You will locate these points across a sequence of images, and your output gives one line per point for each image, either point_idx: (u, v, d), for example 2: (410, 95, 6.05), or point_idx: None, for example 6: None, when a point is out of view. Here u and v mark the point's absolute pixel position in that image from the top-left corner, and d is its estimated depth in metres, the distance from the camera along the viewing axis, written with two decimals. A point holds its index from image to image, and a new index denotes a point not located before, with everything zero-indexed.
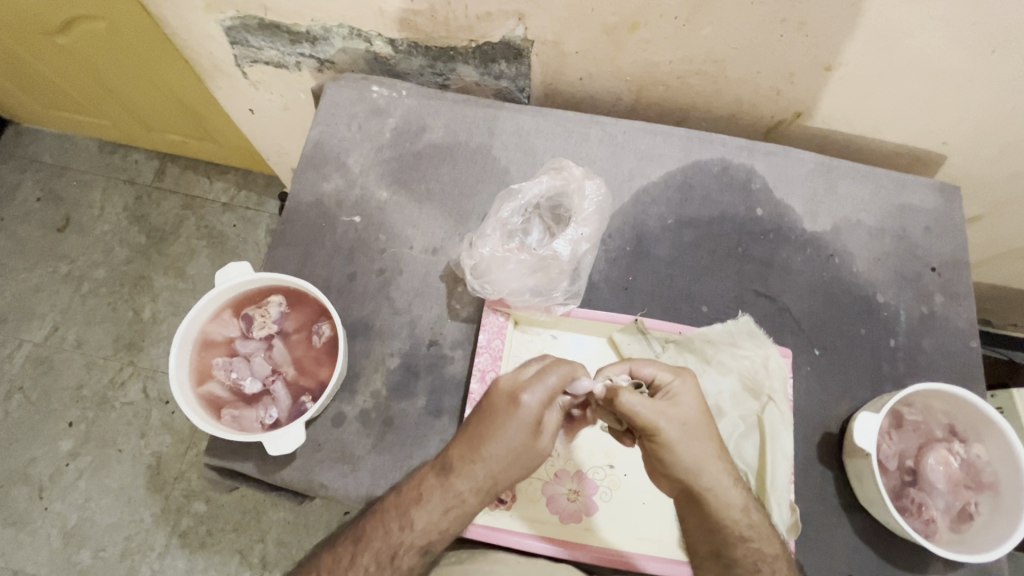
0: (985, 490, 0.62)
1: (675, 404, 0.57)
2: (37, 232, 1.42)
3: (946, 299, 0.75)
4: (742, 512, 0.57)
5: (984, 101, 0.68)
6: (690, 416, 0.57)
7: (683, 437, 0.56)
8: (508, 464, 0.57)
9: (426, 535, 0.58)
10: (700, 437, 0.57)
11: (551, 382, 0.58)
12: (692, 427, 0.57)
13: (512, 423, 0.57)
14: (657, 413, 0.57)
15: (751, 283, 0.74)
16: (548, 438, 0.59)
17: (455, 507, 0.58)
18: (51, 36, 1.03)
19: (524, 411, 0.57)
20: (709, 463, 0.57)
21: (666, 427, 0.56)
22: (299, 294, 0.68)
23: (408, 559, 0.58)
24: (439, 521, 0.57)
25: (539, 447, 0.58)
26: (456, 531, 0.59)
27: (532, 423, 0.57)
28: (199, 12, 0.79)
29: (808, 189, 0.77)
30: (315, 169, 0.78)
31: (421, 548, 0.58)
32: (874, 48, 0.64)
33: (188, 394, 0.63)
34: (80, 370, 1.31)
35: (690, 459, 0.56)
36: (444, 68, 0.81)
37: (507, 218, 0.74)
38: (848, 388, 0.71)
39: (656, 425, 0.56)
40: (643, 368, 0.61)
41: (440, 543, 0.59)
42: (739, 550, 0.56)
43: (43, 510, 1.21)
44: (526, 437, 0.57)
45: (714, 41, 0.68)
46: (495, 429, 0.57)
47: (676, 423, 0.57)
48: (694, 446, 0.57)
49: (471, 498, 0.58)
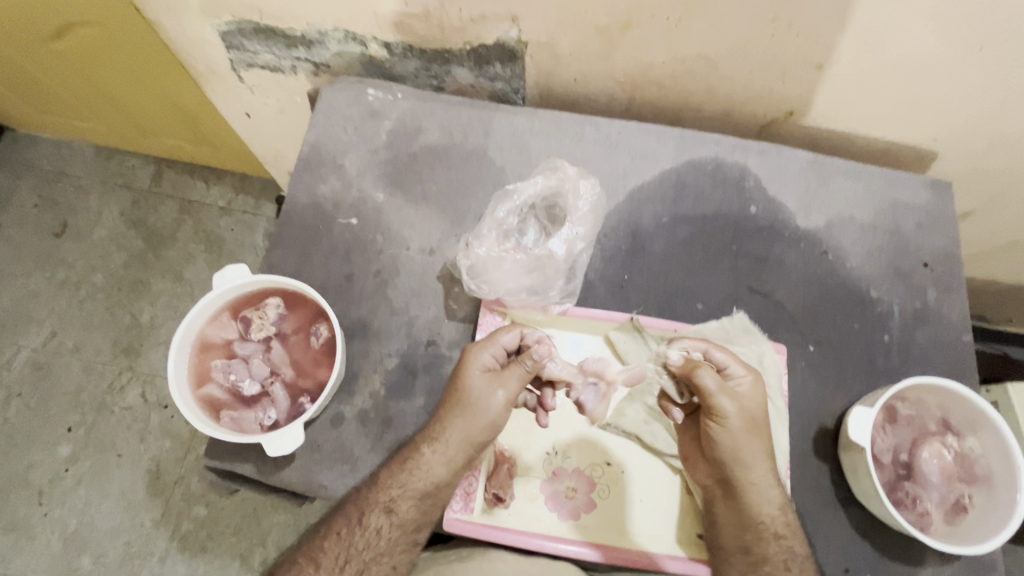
0: (979, 483, 0.63)
1: (744, 395, 0.63)
2: (34, 238, 1.42)
3: (939, 294, 0.75)
4: (779, 509, 0.62)
5: (974, 97, 0.69)
6: (755, 411, 0.63)
7: (745, 426, 0.62)
8: (461, 413, 0.63)
9: (388, 492, 0.62)
10: (760, 431, 0.63)
11: (503, 339, 0.65)
12: (755, 419, 0.62)
13: (470, 378, 0.64)
14: (728, 403, 0.62)
15: (745, 280, 0.75)
16: (500, 393, 0.64)
17: (412, 461, 0.63)
18: (47, 42, 1.03)
19: (478, 363, 0.64)
20: (758, 456, 0.62)
21: (734, 415, 0.61)
22: (296, 295, 0.69)
23: (375, 518, 0.61)
24: (398, 475, 0.62)
25: (489, 398, 0.63)
26: (417, 488, 0.62)
27: (483, 374, 0.64)
28: (195, 17, 0.79)
29: (801, 186, 0.78)
30: (312, 172, 0.79)
31: (384, 507, 0.61)
32: (864, 46, 0.65)
33: (187, 397, 0.63)
34: (79, 375, 1.32)
35: (745, 449, 0.62)
36: (439, 70, 0.82)
37: (503, 218, 0.74)
38: (842, 383, 0.71)
39: (727, 413, 0.61)
40: (717, 352, 0.64)
41: (405, 502, 0.62)
42: (772, 547, 0.61)
43: (42, 516, 1.21)
44: (474, 384, 0.63)
45: (706, 40, 0.69)
46: (456, 389, 0.64)
47: (743, 412, 0.62)
48: (751, 436, 0.62)
49: (425, 450, 0.63)
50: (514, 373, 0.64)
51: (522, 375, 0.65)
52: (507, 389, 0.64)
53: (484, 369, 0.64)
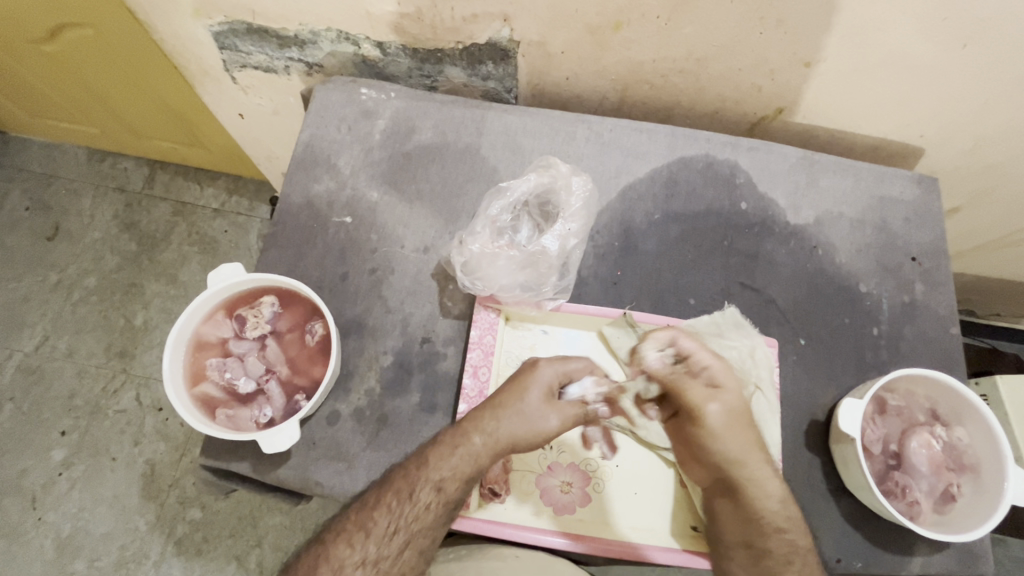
0: (967, 472, 0.64)
1: (722, 387, 0.64)
2: (26, 241, 1.42)
3: (927, 288, 0.76)
4: (780, 504, 0.60)
5: (959, 94, 0.70)
6: (735, 403, 0.63)
7: (730, 422, 0.62)
8: (514, 419, 0.61)
9: (438, 472, 0.60)
10: (745, 422, 0.62)
11: (572, 366, 0.66)
12: (738, 412, 0.63)
13: (531, 392, 0.62)
14: (707, 398, 0.63)
15: (737, 275, 0.76)
16: (553, 421, 0.62)
17: (463, 446, 0.60)
18: (39, 45, 1.03)
19: (540, 378, 0.63)
20: (757, 451, 0.61)
21: (716, 413, 0.62)
22: (291, 293, 0.69)
23: (423, 495, 0.60)
24: (448, 458, 0.60)
25: (543, 418, 0.62)
26: (466, 471, 0.60)
27: (544, 393, 0.63)
28: (187, 19, 0.80)
29: (791, 183, 0.79)
30: (306, 172, 0.79)
31: (434, 485, 0.60)
32: (851, 44, 0.66)
33: (182, 395, 0.63)
34: (72, 379, 1.31)
35: (735, 443, 0.61)
36: (432, 70, 0.83)
37: (496, 215, 0.75)
38: (833, 376, 0.72)
39: (706, 408, 0.62)
40: (690, 344, 0.66)
41: (453, 483, 0.60)
42: (773, 540, 0.59)
43: (36, 520, 1.21)
44: (537, 399, 0.62)
45: (696, 39, 0.69)
46: (516, 394, 0.62)
47: (725, 407, 0.62)
48: (738, 428, 0.62)
49: (477, 438, 0.61)
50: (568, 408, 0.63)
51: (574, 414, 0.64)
52: (560, 419, 0.62)
53: (544, 386, 0.63)
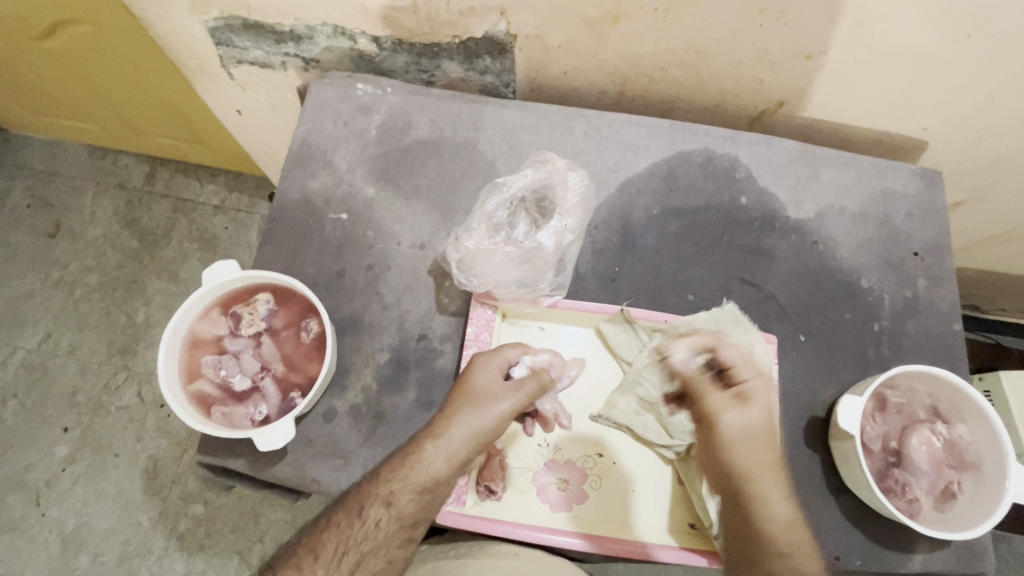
0: (968, 470, 0.63)
1: (751, 400, 0.63)
2: (28, 238, 1.42)
3: (929, 283, 0.75)
4: (786, 527, 0.57)
5: (963, 86, 0.69)
6: (759, 419, 0.62)
7: (745, 434, 0.61)
8: (466, 410, 0.62)
9: (389, 485, 0.60)
10: (763, 436, 0.61)
11: (510, 353, 0.65)
12: (757, 424, 0.61)
13: (475, 382, 0.63)
14: (725, 407, 0.63)
15: (736, 271, 0.75)
16: (506, 403, 0.63)
17: (413, 455, 0.61)
18: (37, 41, 1.03)
19: (485, 368, 0.64)
20: (770, 468, 0.59)
21: (731, 422, 0.62)
22: (286, 291, 0.69)
23: (374, 511, 0.59)
24: (398, 470, 0.60)
25: (495, 401, 0.62)
26: (417, 482, 0.60)
27: (493, 381, 0.63)
28: (183, 14, 0.79)
29: (792, 177, 0.78)
30: (302, 168, 0.79)
31: (384, 499, 0.59)
32: (853, 35, 0.65)
33: (177, 393, 0.63)
34: (74, 375, 1.32)
35: (745, 455, 0.60)
36: (429, 65, 0.82)
37: (492, 211, 0.75)
38: (833, 373, 0.72)
39: (721, 416, 0.63)
40: (733, 355, 0.66)
41: (405, 496, 0.60)
42: (774, 563, 0.56)
43: (40, 516, 1.22)
44: (483, 387, 0.63)
45: (696, 32, 0.68)
46: (463, 391, 0.63)
47: (745, 420, 0.61)
48: (751, 440, 0.61)
49: (428, 445, 0.61)
50: (528, 386, 0.64)
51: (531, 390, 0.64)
52: (516, 398, 0.63)
53: (492, 375, 0.64)
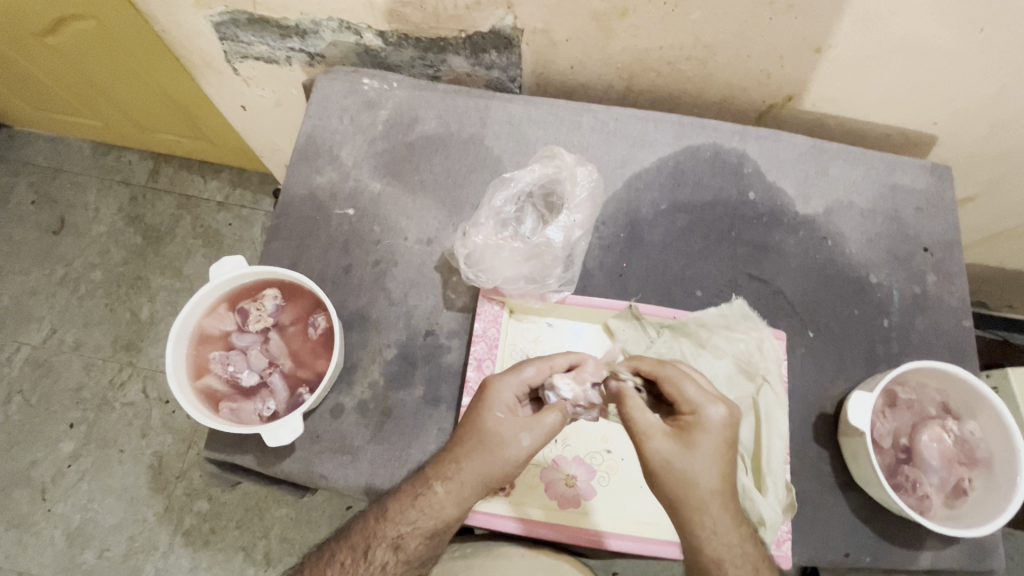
0: (979, 466, 0.63)
1: (694, 436, 0.54)
2: (32, 235, 1.42)
3: (939, 279, 0.75)
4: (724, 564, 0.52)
5: (974, 80, 0.68)
6: (689, 452, 0.53)
7: (671, 469, 0.53)
8: (474, 453, 0.57)
9: (397, 527, 0.58)
10: (698, 475, 0.52)
11: (527, 373, 0.60)
12: (693, 464, 0.53)
13: (489, 414, 0.58)
14: (652, 433, 0.54)
15: (744, 266, 0.75)
16: (526, 440, 0.57)
17: (424, 497, 0.58)
18: (40, 37, 1.02)
19: (497, 399, 0.59)
20: (707, 504, 0.52)
21: (655, 451, 0.54)
22: (294, 286, 0.69)
23: (381, 553, 0.58)
24: (407, 512, 0.58)
25: (520, 433, 0.57)
26: (427, 526, 0.57)
27: (505, 417, 0.58)
28: (188, 9, 0.79)
29: (800, 172, 0.77)
30: (308, 163, 0.78)
31: (391, 542, 0.58)
32: (863, 28, 0.64)
33: (186, 389, 0.63)
34: (80, 372, 1.32)
35: (675, 488, 0.53)
36: (435, 60, 0.81)
37: (500, 206, 0.74)
38: (842, 369, 0.71)
39: (648, 442, 0.54)
40: (686, 385, 0.57)
41: (413, 539, 0.58)
42: None
43: (46, 511, 1.22)
44: (496, 428, 0.57)
45: (704, 25, 0.68)
46: (473, 425, 0.58)
47: (678, 455, 0.53)
48: (683, 477, 0.53)
49: (437, 487, 0.57)
50: (546, 418, 0.58)
51: (550, 423, 0.58)
52: (534, 437, 0.57)
53: (503, 408, 0.58)
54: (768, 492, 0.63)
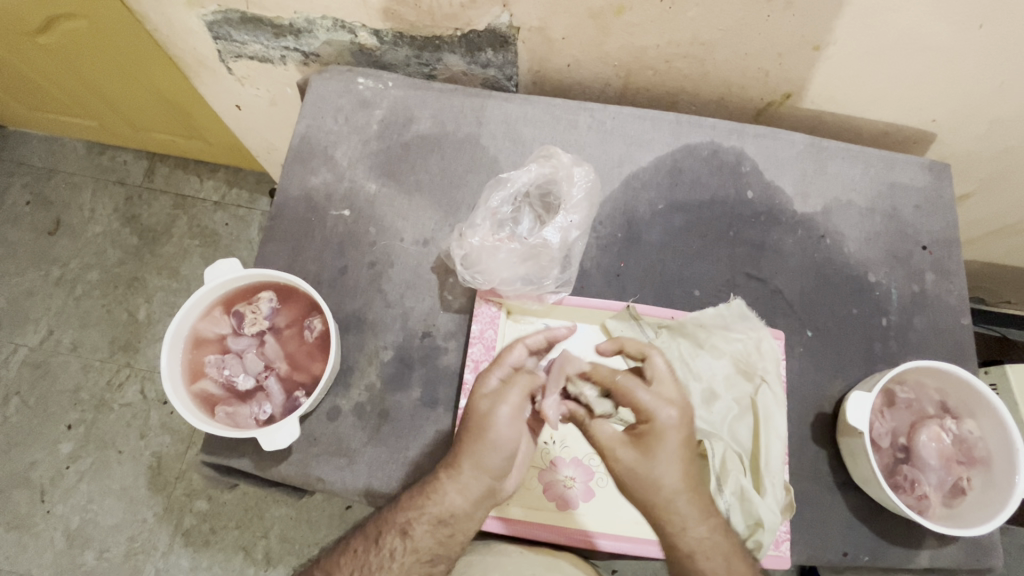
0: (977, 466, 0.63)
1: (649, 442, 0.54)
2: (28, 236, 1.41)
3: (937, 277, 0.75)
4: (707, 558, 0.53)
5: (971, 77, 0.68)
6: (648, 461, 0.54)
7: (635, 477, 0.54)
8: (467, 436, 0.58)
9: (405, 514, 0.58)
10: (660, 478, 0.53)
11: (510, 358, 0.61)
12: (651, 468, 0.53)
13: (472, 394, 0.60)
14: (616, 445, 0.56)
15: (742, 266, 0.75)
16: (505, 407, 0.58)
17: (429, 485, 0.58)
18: (31, 36, 1.01)
19: (481, 380, 0.60)
20: (673, 503, 0.53)
21: (620, 462, 0.55)
22: (289, 289, 0.68)
23: (389, 539, 0.58)
24: (415, 498, 0.58)
25: (501, 404, 0.58)
26: (432, 514, 0.57)
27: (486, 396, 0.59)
28: (180, 7, 0.78)
29: (799, 170, 0.77)
30: (303, 163, 0.78)
31: (399, 528, 0.58)
32: (862, 26, 0.64)
33: (181, 392, 0.63)
34: (77, 373, 1.31)
35: (643, 493, 0.54)
36: (431, 58, 0.81)
37: (496, 206, 0.73)
38: (841, 368, 0.71)
39: (611, 455, 0.56)
40: (637, 393, 0.56)
41: (419, 527, 0.57)
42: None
43: (45, 513, 1.22)
44: (477, 406, 0.58)
45: (701, 23, 0.67)
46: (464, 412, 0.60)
47: (639, 462, 0.54)
48: (645, 484, 0.54)
49: (442, 475, 0.58)
50: (519, 380, 0.59)
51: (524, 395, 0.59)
52: (510, 404, 0.58)
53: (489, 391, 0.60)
54: (766, 494, 0.62)
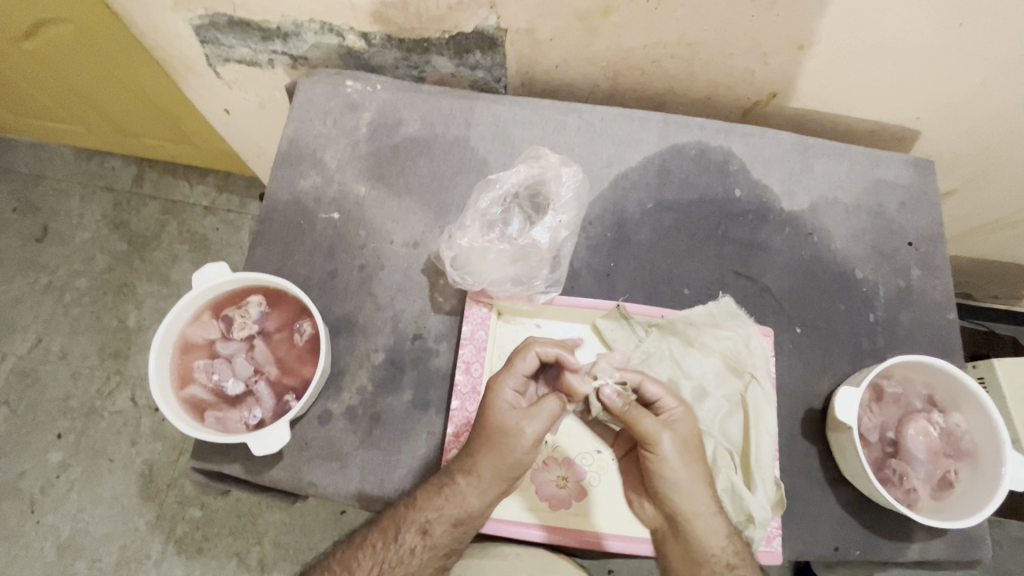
0: (965, 458, 0.64)
1: (683, 428, 0.62)
2: (15, 243, 1.40)
3: (923, 273, 0.76)
4: (726, 540, 0.60)
5: (953, 75, 0.69)
6: (689, 435, 0.62)
7: (678, 461, 0.61)
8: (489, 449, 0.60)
9: (424, 513, 0.60)
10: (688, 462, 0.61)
11: (520, 367, 0.64)
12: (688, 454, 0.61)
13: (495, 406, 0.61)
14: (660, 428, 0.61)
15: (731, 264, 0.75)
16: (529, 429, 0.60)
17: (448, 488, 0.60)
18: (17, 42, 1.00)
19: (500, 395, 0.62)
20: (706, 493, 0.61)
21: (667, 443, 0.61)
22: (279, 293, 0.68)
23: (408, 536, 0.60)
24: (434, 498, 0.60)
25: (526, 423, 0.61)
26: (451, 515, 0.60)
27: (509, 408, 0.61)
28: (166, 11, 0.78)
29: (786, 169, 0.77)
30: (291, 167, 0.78)
31: (419, 526, 0.60)
32: (845, 25, 0.65)
33: (170, 399, 0.62)
34: (66, 381, 1.30)
35: (678, 484, 0.61)
36: (419, 61, 0.81)
37: (485, 208, 0.74)
38: (829, 364, 0.72)
39: (660, 443, 0.61)
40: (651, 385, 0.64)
41: (439, 526, 0.60)
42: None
43: (35, 523, 1.20)
44: (501, 420, 0.61)
45: (687, 23, 0.68)
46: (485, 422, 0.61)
47: (681, 446, 0.61)
48: (686, 473, 0.61)
49: (459, 479, 0.60)
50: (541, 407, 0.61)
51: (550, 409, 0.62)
52: (536, 426, 0.61)
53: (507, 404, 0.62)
54: (757, 490, 0.63)
